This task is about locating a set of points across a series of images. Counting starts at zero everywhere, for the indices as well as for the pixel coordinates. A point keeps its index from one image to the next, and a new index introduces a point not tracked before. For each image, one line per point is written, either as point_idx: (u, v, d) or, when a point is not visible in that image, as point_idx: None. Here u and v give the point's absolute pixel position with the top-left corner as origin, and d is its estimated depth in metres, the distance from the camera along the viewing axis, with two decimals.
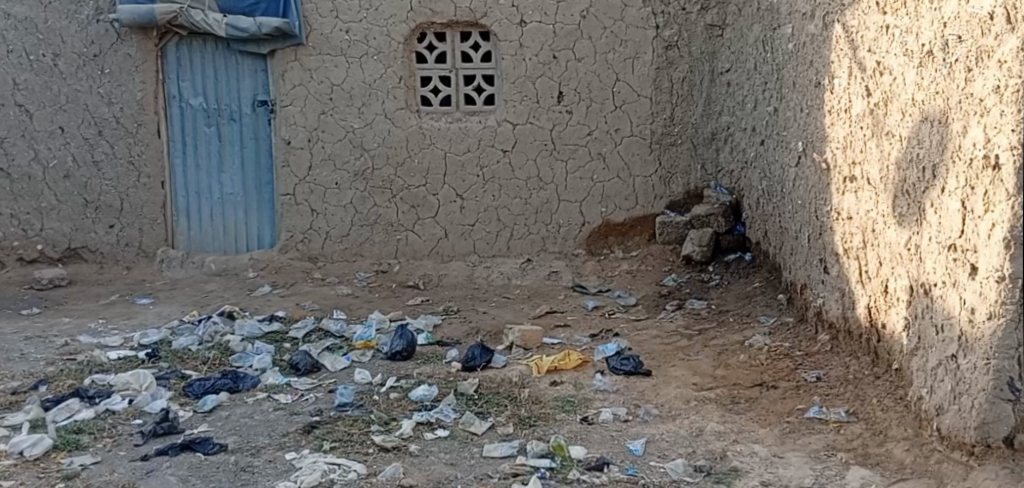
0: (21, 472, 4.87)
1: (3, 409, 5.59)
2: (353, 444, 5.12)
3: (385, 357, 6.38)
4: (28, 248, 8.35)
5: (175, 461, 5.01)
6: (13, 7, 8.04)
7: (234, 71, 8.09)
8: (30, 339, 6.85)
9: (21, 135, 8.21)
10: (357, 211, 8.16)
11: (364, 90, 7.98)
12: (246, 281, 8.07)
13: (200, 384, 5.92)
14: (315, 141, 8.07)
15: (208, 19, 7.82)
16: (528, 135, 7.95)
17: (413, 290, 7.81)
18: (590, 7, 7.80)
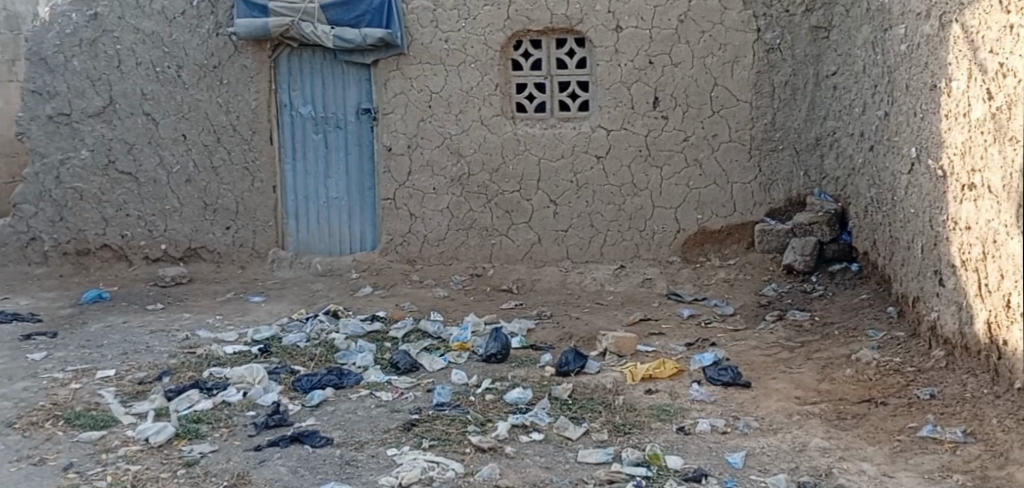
0: (147, 457, 5.11)
1: (130, 398, 5.87)
2: (451, 443, 5.23)
3: (480, 359, 6.49)
4: (153, 247, 8.78)
5: (286, 452, 5.18)
6: (141, 22, 8.46)
7: (340, 81, 8.37)
8: (154, 333, 7.14)
9: (147, 143, 8.61)
10: (454, 216, 8.27)
11: (461, 97, 8.09)
12: (350, 282, 8.28)
13: (308, 379, 6.10)
14: (415, 147, 8.23)
15: (317, 31, 8.14)
16: (622, 141, 7.92)
17: (507, 293, 7.88)
18: (688, 11, 7.74)
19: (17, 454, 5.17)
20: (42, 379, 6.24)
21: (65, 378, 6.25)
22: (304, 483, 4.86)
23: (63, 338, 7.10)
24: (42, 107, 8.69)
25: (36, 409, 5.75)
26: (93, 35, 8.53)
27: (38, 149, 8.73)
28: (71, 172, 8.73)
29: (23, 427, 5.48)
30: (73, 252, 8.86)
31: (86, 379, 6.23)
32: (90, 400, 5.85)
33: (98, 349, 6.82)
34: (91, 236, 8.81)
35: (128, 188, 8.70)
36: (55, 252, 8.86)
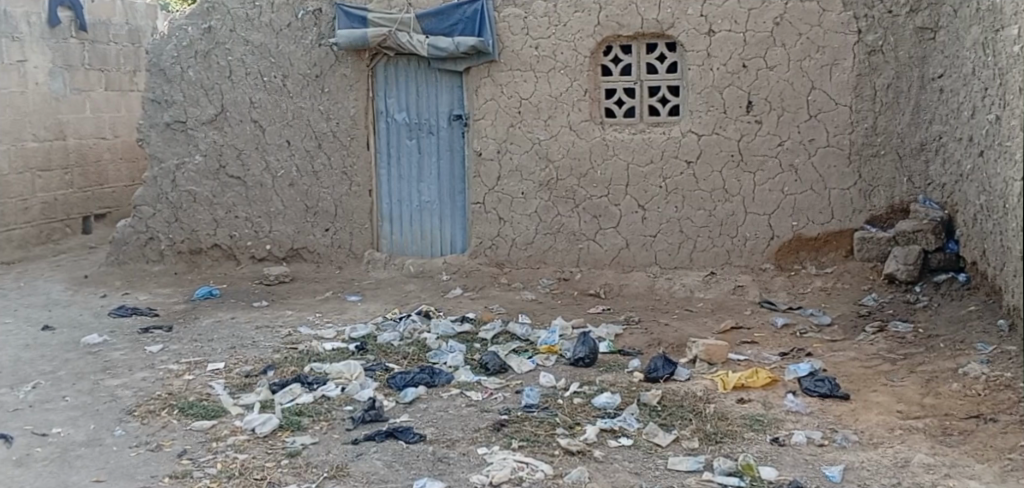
0: (254, 447, 5.25)
1: (238, 390, 6.05)
2: (540, 444, 5.26)
3: (568, 362, 6.51)
4: (259, 247, 9.02)
5: (382, 447, 5.27)
6: (251, 34, 8.77)
7: (433, 89, 8.51)
8: (259, 329, 7.34)
9: (255, 148, 8.88)
10: (542, 220, 8.29)
11: (550, 103, 8.13)
12: (440, 284, 8.37)
13: (402, 377, 6.18)
14: (504, 152, 8.29)
15: (412, 41, 8.27)
16: (714, 146, 7.87)
17: (594, 298, 7.91)
18: (784, 13, 7.66)
19: (136, 439, 5.37)
20: (157, 370, 6.44)
21: (179, 369, 6.45)
22: (399, 477, 4.93)
23: (177, 331, 7.32)
24: (160, 114, 9.04)
25: (152, 397, 5.94)
26: (207, 47, 8.89)
27: (157, 154, 9.09)
28: (186, 176, 9.03)
29: (141, 415, 5.68)
30: (186, 251, 9.17)
31: (198, 371, 6.42)
32: (201, 391, 6.04)
33: (209, 342, 7.01)
34: (203, 236, 9.10)
35: (237, 191, 8.96)
36: (170, 251, 9.19)
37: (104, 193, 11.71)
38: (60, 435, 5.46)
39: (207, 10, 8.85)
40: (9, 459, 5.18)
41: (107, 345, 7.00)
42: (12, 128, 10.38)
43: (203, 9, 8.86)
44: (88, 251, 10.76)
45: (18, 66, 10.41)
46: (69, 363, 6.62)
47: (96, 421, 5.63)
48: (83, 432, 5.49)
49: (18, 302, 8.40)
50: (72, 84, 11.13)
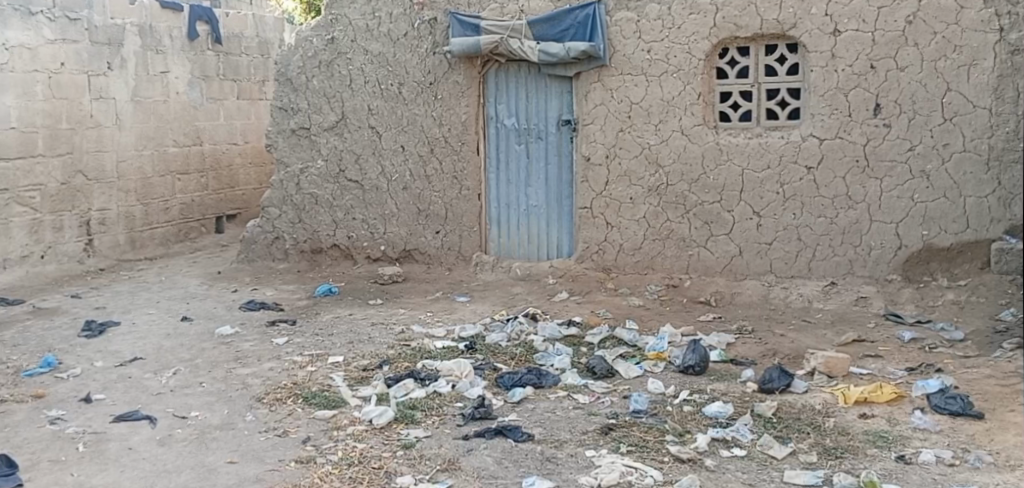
0: (371, 437, 5.43)
1: (355, 383, 6.25)
2: (649, 450, 5.29)
3: (677, 369, 6.52)
4: (373, 248, 9.27)
5: (491, 443, 5.37)
6: (370, 44, 9.01)
7: (543, 93, 8.61)
8: (375, 326, 7.53)
9: (372, 153, 9.13)
10: (651, 225, 8.28)
11: (662, 107, 8.11)
12: (547, 287, 8.46)
13: (510, 376, 6.28)
14: (613, 157, 8.32)
15: (523, 47, 8.40)
16: (837, 150, 7.70)
17: (705, 306, 7.89)
18: (918, 11, 7.42)
19: (264, 425, 5.60)
20: (283, 361, 6.69)
21: (303, 360, 6.68)
22: (509, 474, 5.03)
23: (301, 325, 7.58)
24: (287, 122, 9.39)
25: (278, 386, 6.17)
26: (331, 57, 9.17)
27: (283, 159, 9.46)
28: (309, 180, 9.37)
29: (269, 402, 5.91)
30: (309, 250, 9.50)
31: (320, 363, 6.64)
32: (322, 382, 6.25)
33: (329, 337, 7.24)
34: (323, 235, 9.42)
35: (355, 194, 9.23)
36: (294, 250, 9.56)
37: (235, 195, 12.13)
38: (197, 418, 5.71)
39: (331, 21, 9.14)
40: (152, 439, 5.43)
41: (238, 337, 7.28)
42: (156, 134, 10.84)
43: (328, 20, 9.16)
44: (222, 247, 11.13)
45: (160, 77, 10.86)
46: (205, 352, 6.90)
47: (230, 407, 5.87)
48: (217, 416, 5.73)
49: (157, 294, 8.78)
50: (209, 94, 11.56)
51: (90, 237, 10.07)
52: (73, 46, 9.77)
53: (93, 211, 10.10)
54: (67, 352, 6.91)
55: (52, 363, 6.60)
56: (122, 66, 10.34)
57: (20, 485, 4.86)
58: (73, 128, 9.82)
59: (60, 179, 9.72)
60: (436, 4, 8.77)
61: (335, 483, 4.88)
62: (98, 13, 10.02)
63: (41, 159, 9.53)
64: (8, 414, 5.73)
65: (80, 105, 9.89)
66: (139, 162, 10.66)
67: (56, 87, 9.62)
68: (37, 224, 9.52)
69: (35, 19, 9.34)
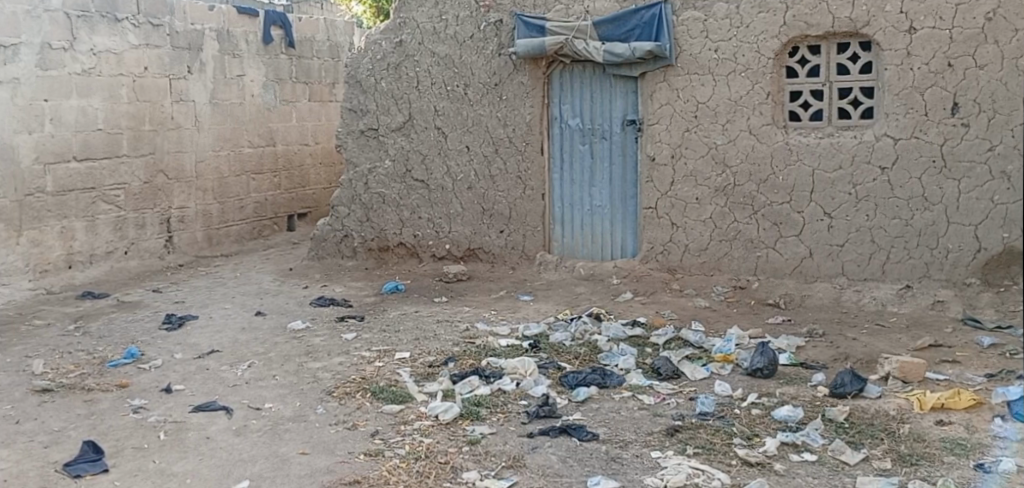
0: (438, 432, 5.57)
1: (422, 378, 6.40)
2: (717, 453, 5.34)
3: (745, 372, 6.54)
4: (439, 246, 9.44)
5: (556, 442, 5.48)
6: (437, 46, 9.16)
7: (608, 93, 8.70)
8: (441, 323, 7.69)
9: (438, 154, 9.28)
10: (718, 226, 8.30)
11: (730, 106, 8.12)
12: (611, 287, 8.54)
13: (575, 376, 6.38)
14: (678, 157, 8.36)
15: (588, 47, 8.50)
16: (913, 150, 7.62)
17: (774, 308, 7.87)
18: (998, 8, 7.31)
19: (334, 418, 5.77)
20: (352, 356, 6.86)
21: (371, 356, 6.85)
22: (574, 473, 5.12)
23: (368, 321, 7.77)
24: (356, 122, 9.59)
25: (348, 380, 6.35)
26: (399, 59, 9.34)
27: (352, 159, 9.67)
28: (377, 180, 9.57)
29: (339, 395, 6.08)
30: (376, 248, 9.71)
31: (388, 358, 6.80)
32: (390, 377, 6.40)
33: (397, 333, 7.40)
34: (390, 234, 9.62)
35: (421, 194, 9.40)
36: (361, 247, 9.76)
37: (306, 195, 12.39)
38: (271, 410, 5.90)
39: (399, 24, 9.31)
40: (228, 429, 5.62)
41: (309, 331, 7.47)
42: (232, 135, 11.13)
43: (396, 24, 9.32)
44: (293, 245, 11.36)
45: (236, 80, 11.14)
46: (277, 345, 7.10)
47: (301, 399, 6.06)
48: (290, 408, 5.92)
49: (233, 289, 9.03)
50: (282, 96, 11.82)
51: (170, 234, 10.39)
52: (156, 51, 10.08)
53: (173, 209, 10.42)
54: (149, 344, 7.16)
55: (135, 354, 6.84)
56: (201, 69, 10.64)
57: (107, 470, 5.08)
58: (155, 130, 10.13)
59: (143, 178, 10.05)
60: (502, 6, 8.90)
61: (403, 477, 5.02)
62: (179, 18, 10.31)
63: (125, 160, 9.85)
64: (93, 402, 5.98)
65: (162, 107, 10.20)
66: (217, 162, 10.95)
67: (140, 90, 9.94)
68: (121, 222, 9.85)
69: (120, 25, 9.65)
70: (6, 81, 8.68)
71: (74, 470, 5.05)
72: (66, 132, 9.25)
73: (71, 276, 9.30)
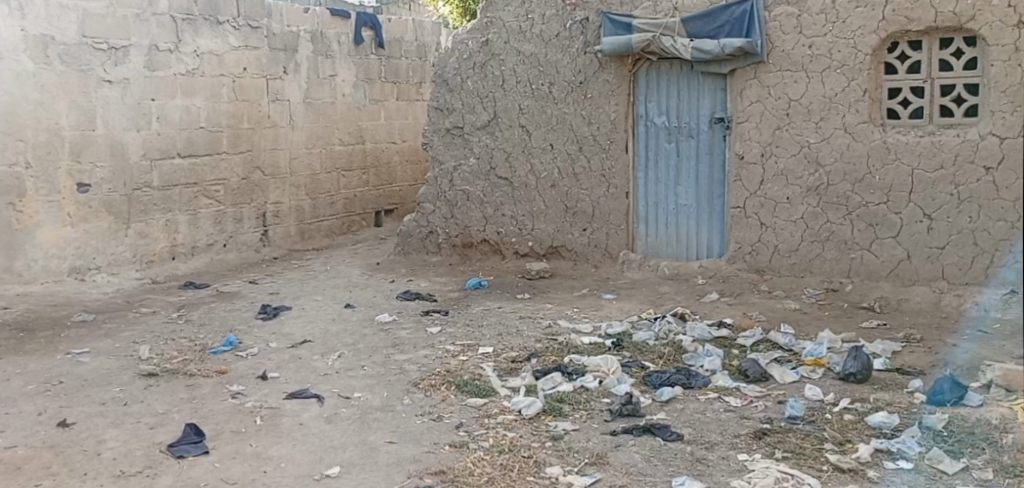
0: (520, 427, 5.70)
1: (505, 373, 6.55)
2: (806, 458, 5.31)
3: (838, 376, 6.47)
4: (521, 243, 9.59)
5: (639, 441, 5.55)
6: (522, 45, 9.32)
7: (696, 91, 8.74)
8: (524, 319, 7.83)
9: (522, 152, 9.43)
10: (810, 227, 8.25)
11: (824, 104, 8.07)
12: (696, 287, 8.56)
13: (658, 376, 6.45)
14: (769, 155, 8.35)
15: (676, 44, 8.55)
16: (1020, 150, 7.44)
17: (869, 311, 7.73)
18: None
19: (420, 409, 5.94)
20: (437, 349, 7.03)
21: (455, 350, 7.02)
22: (658, 473, 5.17)
23: (453, 315, 7.93)
24: (442, 121, 9.80)
25: (433, 373, 6.52)
26: (485, 59, 9.51)
27: (438, 157, 9.88)
28: (462, 177, 9.74)
29: (424, 387, 6.25)
30: (460, 244, 9.89)
31: (471, 352, 6.96)
32: (474, 371, 6.56)
33: (480, 328, 7.56)
34: (474, 231, 9.79)
35: (504, 191, 9.56)
36: (446, 243, 9.96)
37: (393, 191, 12.64)
38: (360, 399, 6.10)
39: (486, 24, 9.48)
40: (320, 416, 5.83)
41: (396, 324, 7.68)
42: (324, 133, 11.43)
43: (482, 23, 9.50)
44: (381, 241, 11.57)
45: (329, 80, 11.42)
46: (366, 337, 7.31)
47: (389, 390, 6.24)
48: (377, 398, 6.11)
49: (324, 282, 9.29)
50: (371, 95, 12.08)
51: (265, 228, 10.72)
52: (255, 52, 10.40)
53: (269, 205, 10.75)
54: (246, 333, 7.44)
55: (234, 342, 7.12)
56: (297, 70, 10.95)
57: (208, 452, 5.32)
58: (252, 128, 10.46)
59: (241, 174, 10.40)
60: (589, 5, 9.00)
61: (487, 469, 5.16)
62: (276, 20, 10.63)
63: (225, 157, 10.20)
64: (195, 387, 6.24)
65: (260, 106, 10.53)
66: (309, 159, 11.26)
67: (240, 90, 10.28)
68: (221, 216, 10.21)
69: (222, 27, 9.99)
70: (116, 81, 9.11)
71: (177, 451, 5.30)
72: (172, 130, 9.64)
73: (174, 267, 9.67)
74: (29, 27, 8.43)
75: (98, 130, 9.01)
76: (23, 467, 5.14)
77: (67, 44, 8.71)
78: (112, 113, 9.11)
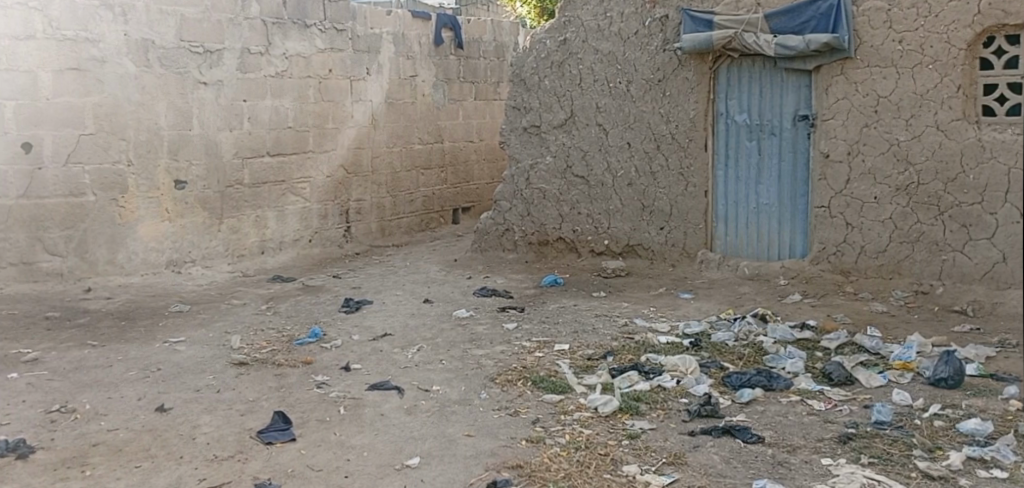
0: (597, 424, 5.81)
1: (581, 371, 6.66)
2: (894, 464, 5.30)
3: (928, 381, 6.44)
4: (598, 242, 9.70)
5: (719, 442, 5.60)
6: (601, 44, 9.43)
7: (780, 88, 8.71)
8: (600, 317, 7.95)
9: (598, 150, 9.54)
10: (898, 227, 8.18)
11: (915, 100, 8.02)
12: (777, 288, 8.56)
13: (738, 377, 6.50)
14: (856, 153, 8.30)
15: (759, 41, 8.57)
16: None
17: (960, 315, 7.65)
18: None
19: (498, 403, 6.09)
20: (514, 345, 7.18)
21: (532, 346, 7.16)
22: (739, 475, 5.20)
23: (529, 312, 8.08)
24: (519, 120, 9.97)
25: (509, 368, 6.67)
26: (562, 58, 9.65)
27: (515, 155, 10.04)
28: (539, 175, 9.89)
29: (501, 382, 6.41)
30: (536, 242, 10.03)
31: (548, 349, 7.10)
32: (550, 368, 6.70)
33: (556, 325, 7.69)
34: (550, 229, 9.92)
35: (580, 189, 9.68)
36: (522, 241, 10.11)
37: (470, 189, 12.85)
38: (439, 392, 6.27)
39: (565, 23, 9.62)
40: (401, 407, 6.02)
41: (473, 319, 7.85)
42: (405, 132, 11.67)
43: (561, 22, 9.64)
44: (458, 238, 11.76)
45: (410, 80, 11.65)
46: (444, 331, 7.50)
47: (467, 384, 6.41)
48: (455, 392, 6.28)
49: (404, 277, 9.51)
50: (450, 95, 12.29)
51: (348, 224, 11.01)
52: (340, 54, 10.67)
53: (351, 202, 11.03)
54: (330, 325, 7.68)
55: (318, 333, 7.36)
56: (379, 71, 11.19)
57: (294, 440, 5.53)
58: (337, 128, 10.74)
59: (325, 173, 10.68)
60: (668, 2, 9.07)
61: (564, 465, 5.28)
62: (361, 23, 10.87)
63: (311, 155, 10.49)
64: (283, 376, 6.48)
65: (344, 107, 10.80)
66: (390, 158, 11.51)
67: (325, 90, 10.55)
68: (306, 212, 10.50)
69: (310, 30, 10.27)
70: (210, 83, 9.43)
71: (266, 437, 5.53)
72: (262, 130, 9.94)
73: (263, 261, 9.98)
74: (131, 31, 8.79)
75: (194, 130, 9.34)
76: (125, 449, 5.41)
77: (166, 48, 9.04)
78: (206, 113, 9.43)
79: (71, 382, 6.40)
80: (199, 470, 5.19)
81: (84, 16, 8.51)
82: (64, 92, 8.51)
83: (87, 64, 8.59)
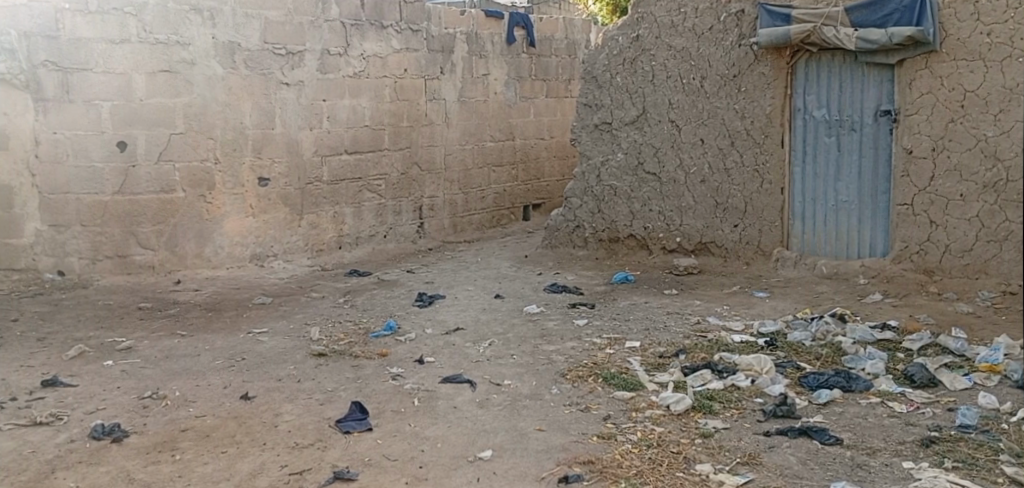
0: (669, 422, 5.88)
1: (654, 369, 6.72)
2: (979, 468, 5.27)
3: (1016, 384, 6.38)
4: (669, 240, 9.73)
5: (795, 443, 5.62)
6: (674, 40, 9.46)
7: (861, 83, 8.67)
8: (672, 314, 7.99)
9: (671, 147, 9.57)
10: (985, 226, 8.09)
11: (1004, 95, 7.93)
12: (857, 287, 8.52)
13: (816, 378, 6.51)
14: (941, 149, 8.23)
15: (839, 35, 8.52)
16: None
17: None
18: None
19: (569, 399, 6.19)
20: (584, 341, 7.27)
21: (603, 342, 7.24)
22: (815, 476, 5.22)
23: (600, 309, 8.16)
24: (590, 116, 10.05)
25: (581, 365, 6.76)
26: (635, 54, 9.70)
27: (585, 152, 10.12)
28: (609, 172, 9.96)
29: (572, 378, 6.51)
30: (606, 239, 10.10)
31: (618, 346, 7.17)
32: (621, 365, 6.77)
33: (627, 322, 7.77)
34: (621, 226, 9.98)
35: (652, 186, 9.72)
36: (592, 238, 10.19)
37: (541, 186, 12.97)
38: (510, 386, 6.39)
39: (637, 19, 9.66)
40: (473, 400, 6.15)
41: (543, 315, 7.96)
42: (477, 131, 11.82)
43: (634, 19, 9.68)
44: (529, 234, 11.88)
45: (482, 79, 11.80)
46: (515, 326, 7.62)
47: (538, 379, 6.52)
48: (526, 386, 6.39)
49: (476, 272, 9.66)
50: (522, 93, 12.41)
51: (421, 220, 11.20)
52: (415, 54, 10.85)
53: (425, 198, 11.22)
54: (404, 318, 7.86)
55: (394, 327, 7.54)
56: (452, 70, 11.36)
57: (371, 429, 5.70)
58: (412, 126, 10.93)
59: (400, 170, 10.88)
60: None
61: (636, 462, 5.36)
62: (435, 23, 11.05)
63: (387, 153, 10.70)
64: (360, 367, 6.66)
65: (418, 105, 10.98)
66: (463, 155, 11.67)
67: (401, 90, 10.74)
68: (381, 208, 10.71)
69: (386, 31, 10.46)
70: (292, 84, 9.68)
71: (344, 427, 5.70)
72: (340, 128, 10.17)
73: (340, 256, 10.21)
74: (218, 34, 9.08)
75: (276, 129, 9.60)
76: (212, 435, 5.62)
77: (250, 50, 9.31)
78: (288, 113, 9.69)
79: (161, 370, 6.65)
80: (282, 456, 5.37)
81: (175, 20, 8.82)
82: (156, 93, 8.84)
83: (177, 66, 8.90)
